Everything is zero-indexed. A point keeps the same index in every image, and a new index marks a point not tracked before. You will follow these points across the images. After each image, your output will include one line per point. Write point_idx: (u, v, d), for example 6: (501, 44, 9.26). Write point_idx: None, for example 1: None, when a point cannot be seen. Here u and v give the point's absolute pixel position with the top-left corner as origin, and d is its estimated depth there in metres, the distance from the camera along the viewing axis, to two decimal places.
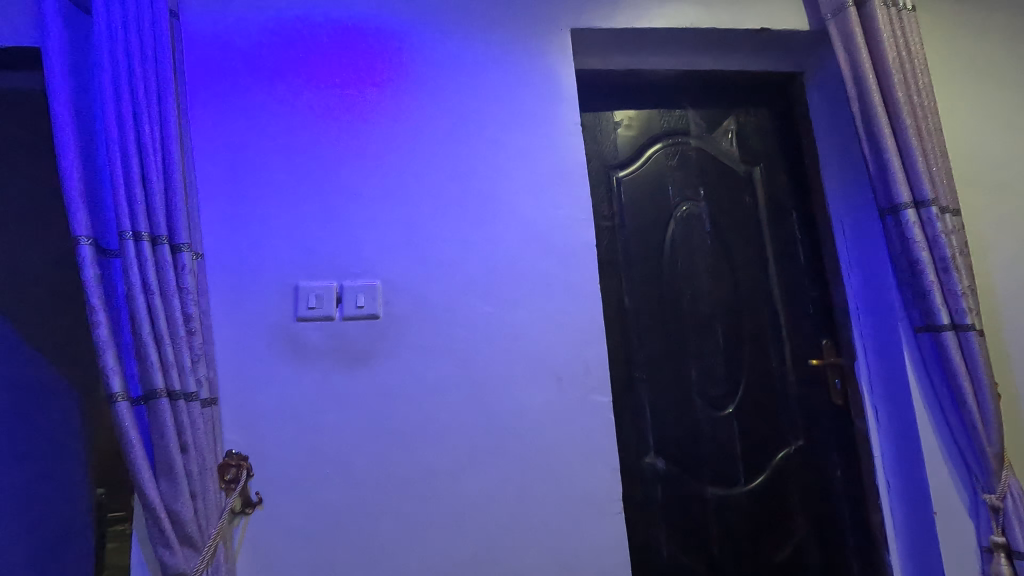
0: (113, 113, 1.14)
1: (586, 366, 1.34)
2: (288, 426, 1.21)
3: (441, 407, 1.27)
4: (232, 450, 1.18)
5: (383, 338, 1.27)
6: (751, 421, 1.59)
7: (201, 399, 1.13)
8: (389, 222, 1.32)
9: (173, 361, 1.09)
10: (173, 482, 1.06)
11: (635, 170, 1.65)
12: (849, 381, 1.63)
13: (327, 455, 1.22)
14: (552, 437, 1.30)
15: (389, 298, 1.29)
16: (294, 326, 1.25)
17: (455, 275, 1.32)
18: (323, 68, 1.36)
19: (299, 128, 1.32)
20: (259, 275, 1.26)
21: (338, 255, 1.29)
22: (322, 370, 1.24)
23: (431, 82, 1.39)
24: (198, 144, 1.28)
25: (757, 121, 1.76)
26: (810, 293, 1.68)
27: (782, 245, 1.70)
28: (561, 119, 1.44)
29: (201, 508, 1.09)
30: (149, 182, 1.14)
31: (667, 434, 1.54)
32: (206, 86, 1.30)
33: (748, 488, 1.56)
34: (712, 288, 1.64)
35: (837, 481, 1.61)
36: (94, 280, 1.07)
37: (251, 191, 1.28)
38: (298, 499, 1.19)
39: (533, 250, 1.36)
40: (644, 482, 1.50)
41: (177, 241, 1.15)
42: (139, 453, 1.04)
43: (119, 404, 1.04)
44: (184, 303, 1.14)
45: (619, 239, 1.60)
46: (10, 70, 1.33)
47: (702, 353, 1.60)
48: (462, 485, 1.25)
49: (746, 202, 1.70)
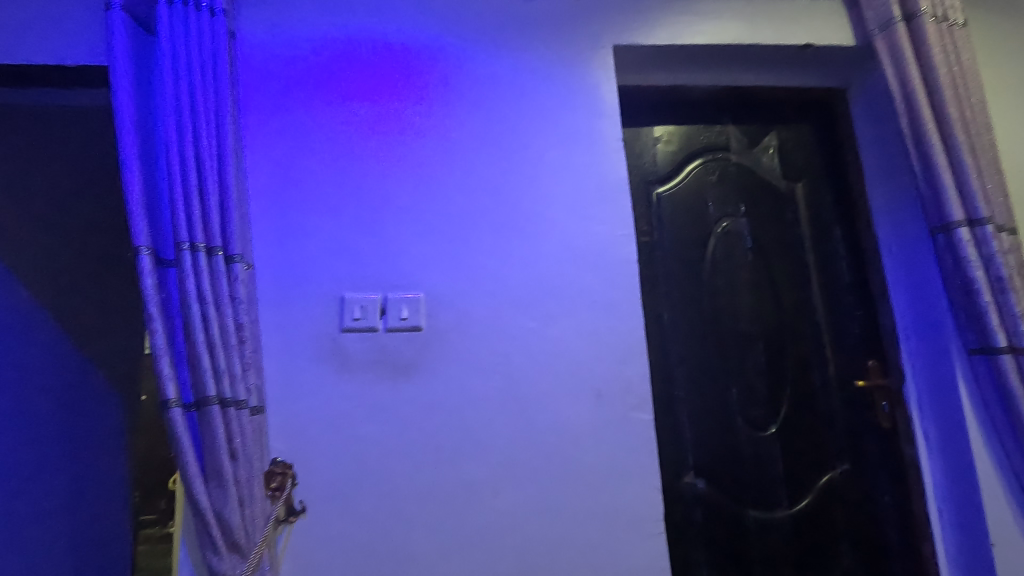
0: (173, 127, 1.19)
1: (627, 383, 1.32)
2: (331, 436, 1.23)
3: (482, 421, 1.27)
4: (278, 458, 1.20)
5: (425, 351, 1.28)
6: (793, 441, 1.56)
7: (250, 407, 1.15)
8: (433, 235, 1.34)
9: (225, 369, 1.12)
10: (223, 488, 1.07)
11: (675, 186, 1.64)
12: (898, 404, 1.57)
13: (369, 466, 1.23)
14: (592, 454, 1.28)
15: (433, 311, 1.30)
16: (338, 336, 1.27)
17: (497, 290, 1.33)
18: (371, 84, 1.39)
19: (348, 144, 1.36)
20: (307, 286, 1.28)
21: (382, 267, 1.31)
22: (365, 380, 1.26)
23: (475, 99, 1.41)
24: (251, 158, 1.32)
25: (798, 137, 1.74)
26: (855, 312, 1.64)
27: (825, 263, 1.66)
28: (603, 135, 1.44)
29: (248, 515, 1.10)
30: (207, 195, 1.18)
31: (707, 454, 1.51)
32: (260, 101, 1.35)
33: (790, 512, 1.52)
34: (753, 306, 1.61)
35: (885, 507, 1.55)
36: (153, 289, 1.11)
37: (299, 203, 1.32)
38: (340, 510, 1.20)
39: (574, 266, 1.37)
40: (683, 502, 1.48)
41: (231, 252, 1.18)
42: (190, 458, 1.06)
43: (173, 410, 1.07)
44: (236, 313, 1.17)
45: (658, 255, 1.59)
46: (78, 87, 1.40)
47: (743, 372, 1.57)
48: (501, 500, 1.24)
49: (787, 219, 1.68)
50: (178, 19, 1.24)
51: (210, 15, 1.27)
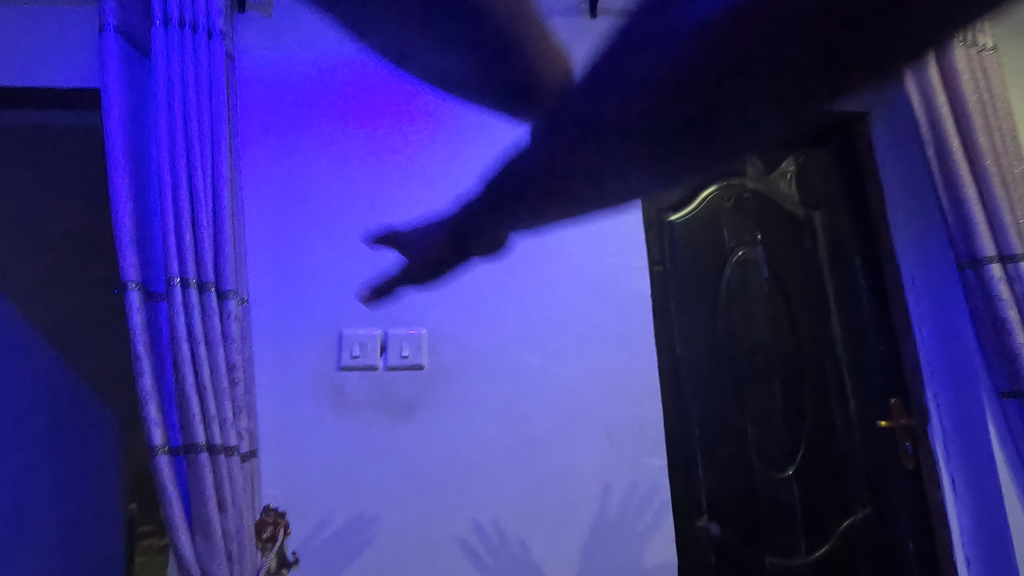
0: (167, 154, 1.13)
1: (640, 426, 1.26)
2: (328, 481, 1.16)
3: (486, 466, 1.20)
4: (270, 506, 1.14)
5: (427, 390, 1.22)
6: (812, 481, 1.49)
7: (241, 453, 1.09)
8: (436, 267, 1.28)
9: (215, 413, 1.06)
10: (210, 542, 1.01)
11: (688, 214, 1.57)
12: (921, 443, 1.49)
13: (367, 512, 1.16)
14: (602, 501, 1.21)
15: (436, 348, 1.24)
16: (337, 375, 1.21)
17: (504, 325, 1.27)
18: (375, 108, 1.35)
19: (350, 171, 1.30)
20: (305, 322, 1.22)
21: (384, 301, 1.25)
22: (365, 422, 1.19)
23: (482, 128, 1.37)
24: (249, 184, 1.27)
25: (816, 164, 1.68)
26: (877, 347, 1.57)
27: (846, 295, 1.60)
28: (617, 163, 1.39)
29: (237, 570, 1.03)
30: (199, 227, 1.12)
31: (721, 496, 1.43)
32: (260, 124, 1.30)
33: (808, 558, 1.45)
34: (770, 339, 1.55)
35: (910, 555, 1.47)
36: (141, 326, 1.05)
37: (298, 232, 1.26)
38: (335, 561, 1.14)
39: (585, 300, 1.31)
40: (697, 547, 1.39)
41: (224, 288, 1.13)
42: (177, 511, 1.00)
43: (158, 457, 1.01)
44: (229, 352, 1.11)
45: (671, 284, 1.52)
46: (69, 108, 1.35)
47: (759, 408, 1.50)
48: (506, 552, 1.17)
49: (805, 248, 1.62)
50: (174, 39, 1.18)
51: (208, 37, 1.22)
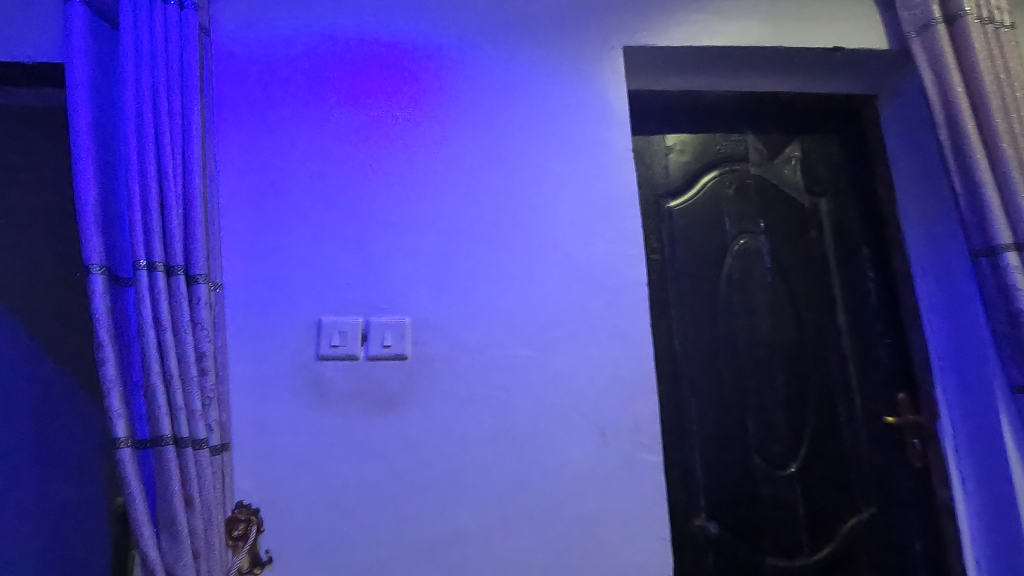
0: (134, 131, 1.07)
1: (634, 421, 1.19)
2: (306, 478, 1.10)
3: (471, 463, 1.14)
4: (243, 502, 1.08)
5: (410, 383, 1.16)
6: (816, 480, 1.42)
7: (211, 446, 1.03)
8: (422, 253, 1.21)
9: (182, 405, 1.00)
10: (176, 540, 0.95)
11: (689, 200, 1.51)
12: (930, 442, 1.43)
13: (346, 509, 1.10)
14: (592, 499, 1.15)
15: (421, 338, 1.18)
16: (315, 366, 1.15)
17: (492, 313, 1.21)
18: (357, 86, 1.27)
19: (332, 152, 1.23)
20: (282, 310, 1.16)
21: (365, 289, 1.18)
22: (345, 415, 1.13)
23: (474, 107, 1.29)
24: (224, 165, 1.20)
25: (824, 149, 1.61)
26: (885, 340, 1.51)
27: (853, 288, 1.53)
28: (613, 145, 1.32)
29: (204, 571, 0.97)
30: (168, 208, 1.06)
31: (719, 494, 1.37)
32: (236, 104, 1.23)
33: (811, 560, 1.39)
34: (773, 332, 1.48)
35: (916, 557, 1.41)
36: (105, 312, 0.99)
37: (273, 217, 1.19)
38: (311, 564, 1.08)
39: (578, 289, 1.24)
40: (695, 547, 1.34)
41: (194, 272, 1.06)
42: (140, 507, 0.94)
43: (121, 450, 0.95)
44: (198, 340, 1.05)
45: (670, 274, 1.46)
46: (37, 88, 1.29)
47: (760, 405, 1.44)
48: (492, 553, 1.11)
49: (811, 237, 1.55)
50: (142, 12, 1.12)
51: (179, 10, 1.15)
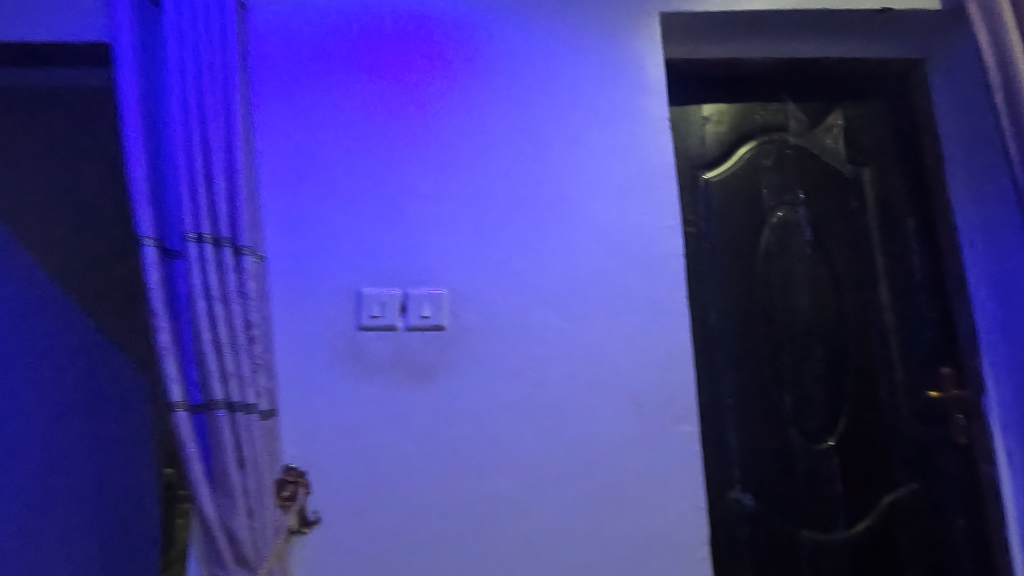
0: (179, 106, 1.09)
1: (671, 392, 1.20)
2: (349, 445, 1.14)
3: (508, 431, 1.16)
4: (291, 465, 1.12)
5: (447, 353, 1.18)
6: (854, 454, 1.41)
7: (260, 411, 1.07)
8: (457, 226, 1.22)
9: (233, 371, 1.04)
10: (231, 499, 1.00)
11: (725, 171, 1.48)
12: (975, 417, 1.40)
13: (389, 474, 1.14)
14: (629, 467, 1.16)
15: (456, 309, 1.19)
16: (356, 335, 1.18)
17: (527, 287, 1.21)
18: (390, 61, 1.27)
19: (369, 127, 1.25)
20: (322, 282, 1.19)
21: (402, 262, 1.20)
22: (385, 384, 1.16)
23: (506, 80, 1.28)
24: (263, 141, 1.22)
25: (867, 116, 1.55)
26: (929, 314, 1.46)
27: (896, 260, 1.49)
28: (649, 114, 1.30)
29: (258, 528, 1.03)
30: (214, 181, 1.09)
31: (756, 466, 1.37)
32: (273, 81, 1.25)
33: (848, 534, 1.38)
34: (812, 305, 1.46)
35: (958, 533, 1.39)
36: (157, 282, 1.03)
37: (311, 191, 1.22)
38: (356, 524, 1.12)
39: (612, 262, 1.24)
40: (729, 519, 1.34)
41: (240, 244, 1.09)
42: (197, 466, 0.99)
43: (178, 413, 0.99)
44: (245, 309, 1.08)
45: (706, 247, 1.44)
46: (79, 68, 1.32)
47: (797, 379, 1.42)
48: (530, 519, 1.14)
49: (853, 208, 1.51)
50: None
51: None
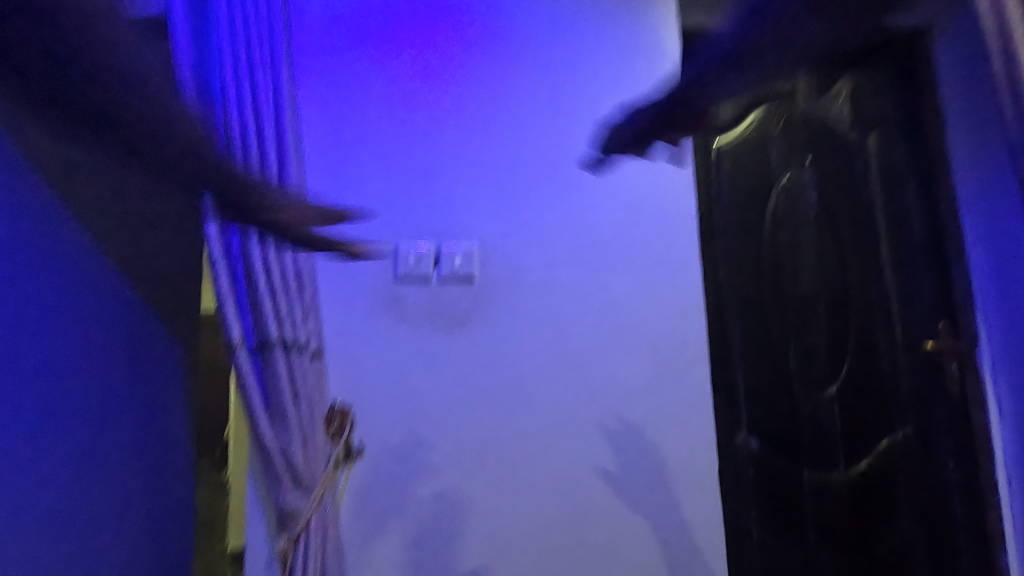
0: (229, 61, 1.13)
1: (684, 340, 1.30)
2: (392, 385, 1.26)
3: (533, 373, 1.27)
4: (336, 402, 1.23)
5: (478, 303, 1.28)
6: (855, 402, 1.51)
7: (310, 351, 1.18)
8: (486, 185, 1.31)
9: (286, 314, 1.14)
10: (286, 428, 1.10)
11: (734, 137, 1.56)
12: (968, 367, 1.50)
13: (429, 412, 1.25)
14: (645, 407, 1.27)
15: (486, 261, 1.29)
16: (394, 287, 1.28)
17: (550, 243, 1.30)
18: (420, 30, 1.35)
19: (401, 97, 1.33)
20: (362, 239, 1.29)
21: (436, 219, 1.29)
22: (421, 330, 1.27)
23: (530, 46, 1.36)
24: (303, 107, 1.31)
25: (872, 84, 1.62)
26: (927, 272, 1.55)
27: (898, 221, 1.57)
28: (666, 81, 1.38)
29: (312, 454, 1.13)
30: (265, 134, 1.15)
31: (761, 413, 1.47)
32: (312, 52, 1.33)
33: (847, 475, 1.49)
34: (816, 263, 1.55)
35: (951, 475, 1.49)
36: (216, 234, 1.12)
37: (350, 154, 1.30)
38: (398, 455, 1.24)
39: (630, 219, 1.33)
40: (736, 460, 1.45)
41: None
42: (257, 399, 1.10)
43: (238, 351, 1.10)
44: (296, 259, 1.19)
45: (716, 209, 1.52)
46: None
47: (802, 332, 1.52)
48: (554, 452, 1.25)
49: (857, 171, 1.59)
50: None
51: None
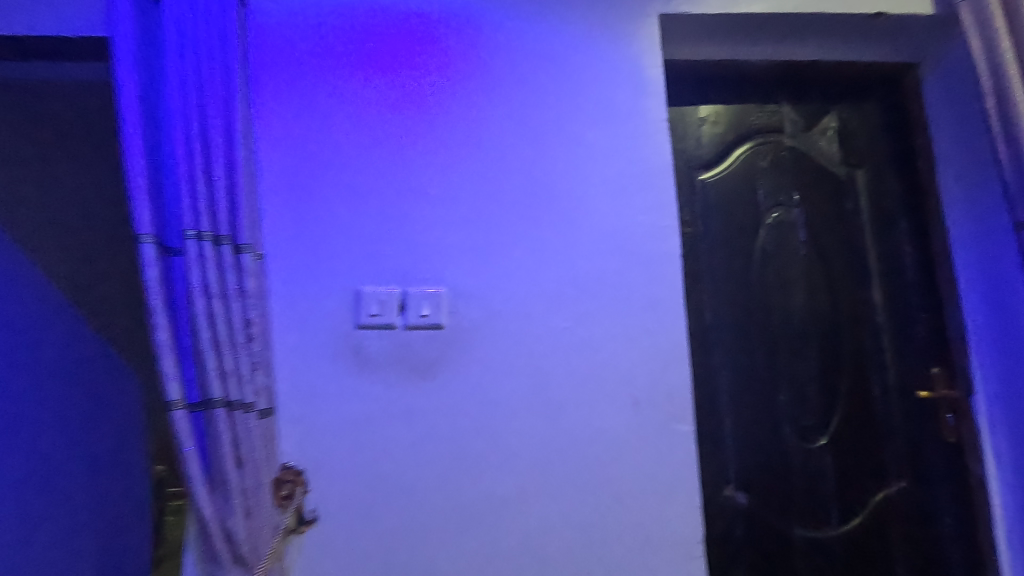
0: (178, 104, 1.08)
1: (668, 392, 1.21)
2: (350, 443, 1.14)
3: (508, 429, 1.17)
4: (289, 464, 1.12)
5: (447, 350, 1.18)
6: (848, 454, 1.43)
7: (259, 410, 1.06)
8: (461, 224, 1.22)
9: (232, 370, 1.04)
10: (228, 497, 1.01)
11: (722, 172, 1.49)
12: (964, 417, 1.43)
13: (389, 471, 1.14)
14: (626, 466, 1.18)
15: (457, 308, 1.20)
16: (355, 335, 1.17)
17: (525, 286, 1.22)
18: (394, 59, 1.26)
19: (373, 126, 1.24)
20: (320, 282, 1.18)
21: (404, 260, 1.20)
22: (384, 381, 1.16)
23: (515, 74, 1.29)
24: (262, 138, 1.21)
25: (861, 119, 1.57)
26: (919, 314, 1.49)
27: (889, 260, 1.51)
28: (648, 115, 1.30)
29: (255, 526, 1.03)
30: (213, 177, 1.08)
31: (750, 467, 1.38)
32: (275, 83, 1.23)
33: (839, 532, 1.40)
34: (806, 306, 1.47)
35: (946, 530, 1.42)
36: (156, 280, 1.02)
37: (313, 190, 1.21)
38: (354, 519, 1.12)
39: (613, 261, 1.24)
40: (723, 516, 1.36)
41: (240, 242, 1.09)
42: (195, 464, 0.99)
43: (175, 411, 0.99)
44: (244, 308, 1.07)
45: (701, 247, 1.45)
46: (61, 60, 1.27)
47: (793, 375, 1.44)
48: (528, 516, 1.15)
49: (847, 209, 1.52)
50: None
51: None
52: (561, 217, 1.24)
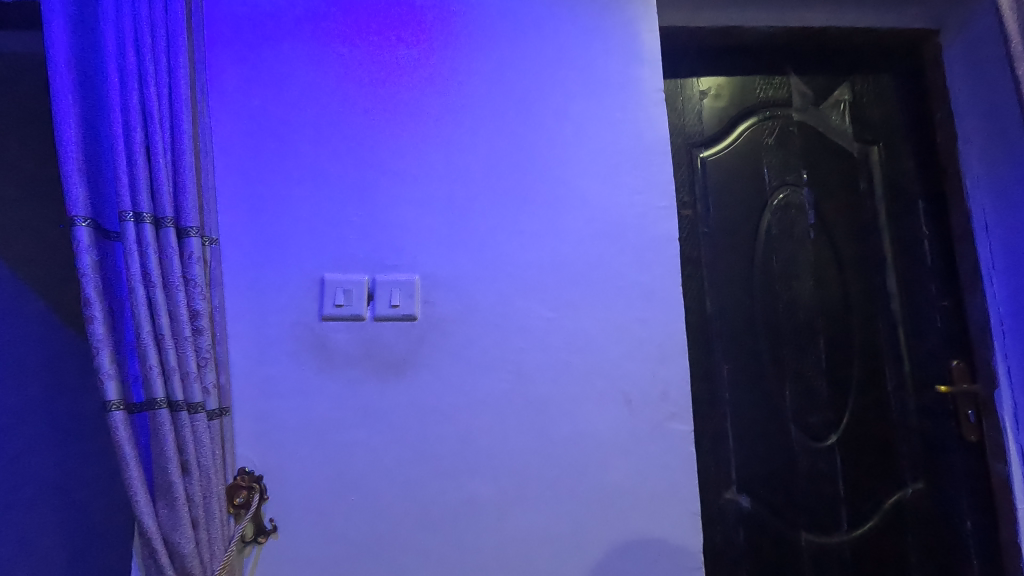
0: (116, 71, 0.96)
1: (664, 389, 1.10)
2: (313, 446, 1.04)
3: (486, 431, 1.07)
4: (245, 469, 1.02)
5: (421, 344, 1.08)
6: (860, 453, 1.32)
7: (208, 410, 0.96)
8: (434, 205, 1.11)
9: (177, 368, 0.93)
10: (173, 509, 0.90)
11: (725, 149, 1.37)
12: (986, 414, 1.31)
13: (355, 476, 1.04)
14: (615, 470, 1.07)
15: (431, 298, 1.09)
16: (319, 327, 1.07)
17: (505, 274, 1.11)
18: (360, 25, 1.15)
19: (337, 99, 1.13)
20: (282, 270, 1.08)
21: (372, 245, 1.09)
22: (350, 378, 1.06)
23: (495, 40, 1.17)
24: (217, 113, 1.11)
25: (876, 91, 1.45)
26: (936, 303, 1.37)
27: (905, 244, 1.39)
28: (643, 85, 1.19)
29: (205, 539, 0.93)
30: (154, 153, 0.96)
31: (754, 468, 1.28)
32: (232, 54, 1.12)
33: (850, 537, 1.29)
34: (815, 293, 1.36)
35: (965, 534, 1.31)
36: (91, 267, 0.90)
37: (272, 169, 1.10)
38: (319, 527, 1.03)
39: (603, 246, 1.13)
40: (724, 522, 1.25)
41: (186, 225, 0.98)
42: (134, 474, 0.89)
43: (113, 413, 0.88)
44: (191, 298, 0.97)
45: (701, 232, 1.33)
46: None
47: (800, 369, 1.33)
48: (508, 525, 1.05)
49: (859, 189, 1.41)
50: None
51: None
52: (545, 199, 1.13)
